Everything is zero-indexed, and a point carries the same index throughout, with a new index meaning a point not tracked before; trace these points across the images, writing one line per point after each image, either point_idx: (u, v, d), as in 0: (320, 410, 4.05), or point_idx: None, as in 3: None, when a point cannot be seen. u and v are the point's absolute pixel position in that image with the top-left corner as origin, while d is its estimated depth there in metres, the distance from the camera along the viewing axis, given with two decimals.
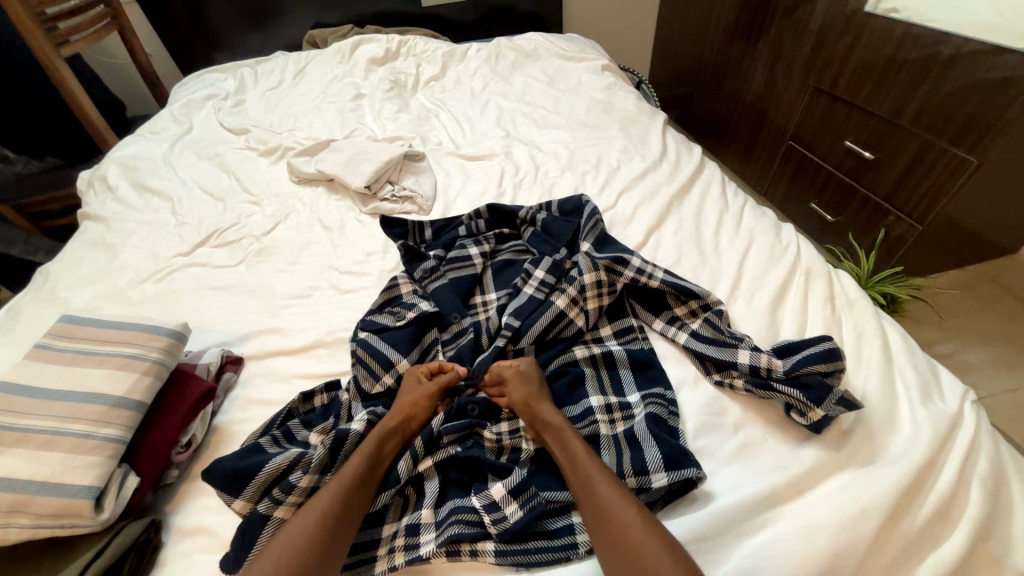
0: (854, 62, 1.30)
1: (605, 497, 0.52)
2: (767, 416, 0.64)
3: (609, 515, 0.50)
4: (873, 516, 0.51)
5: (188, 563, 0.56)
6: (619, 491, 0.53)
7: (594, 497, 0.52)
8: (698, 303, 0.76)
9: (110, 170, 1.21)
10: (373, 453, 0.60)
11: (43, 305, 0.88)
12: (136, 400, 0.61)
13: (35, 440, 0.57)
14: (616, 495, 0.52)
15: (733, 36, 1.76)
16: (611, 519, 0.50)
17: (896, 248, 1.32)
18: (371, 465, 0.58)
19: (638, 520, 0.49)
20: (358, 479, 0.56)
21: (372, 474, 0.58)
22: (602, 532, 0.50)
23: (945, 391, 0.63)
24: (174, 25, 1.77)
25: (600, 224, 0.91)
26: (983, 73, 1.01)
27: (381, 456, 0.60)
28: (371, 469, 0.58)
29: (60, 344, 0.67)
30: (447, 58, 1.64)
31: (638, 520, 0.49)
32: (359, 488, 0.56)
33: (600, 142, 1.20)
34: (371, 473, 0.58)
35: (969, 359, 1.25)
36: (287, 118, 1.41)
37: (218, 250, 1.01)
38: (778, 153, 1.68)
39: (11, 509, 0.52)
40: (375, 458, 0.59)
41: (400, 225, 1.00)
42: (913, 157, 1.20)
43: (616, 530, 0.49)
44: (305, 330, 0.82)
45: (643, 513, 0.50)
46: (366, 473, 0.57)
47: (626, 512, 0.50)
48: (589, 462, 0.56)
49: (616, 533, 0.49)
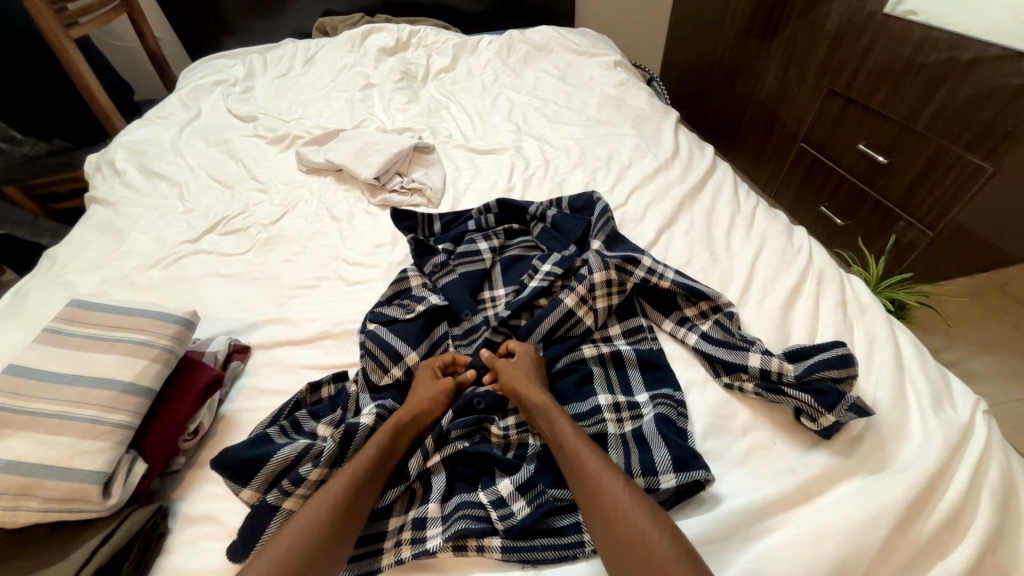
0: (871, 65, 1.29)
1: (593, 474, 0.53)
2: (777, 421, 0.64)
3: (599, 489, 0.51)
4: (881, 523, 0.51)
5: (194, 550, 0.56)
6: (608, 468, 0.53)
7: (582, 473, 0.54)
8: (708, 305, 0.75)
9: (118, 154, 1.20)
10: (381, 452, 0.58)
11: (51, 288, 0.88)
12: (144, 387, 0.61)
13: (43, 424, 0.56)
14: (606, 473, 0.53)
15: (747, 35, 1.75)
16: (602, 496, 0.51)
17: (907, 253, 1.31)
18: (385, 459, 0.58)
19: (630, 496, 0.51)
20: (363, 478, 0.55)
21: (379, 474, 0.57)
22: (593, 508, 0.51)
23: (956, 400, 0.63)
24: (183, 9, 1.76)
25: (611, 222, 0.90)
26: (1000, 79, 1.00)
27: (391, 454, 0.60)
28: (378, 468, 0.57)
29: (69, 328, 0.67)
30: (458, 50, 1.63)
31: (631, 496, 0.51)
32: (371, 477, 0.56)
33: (612, 139, 1.19)
34: (379, 471, 0.57)
35: (975, 367, 1.25)
36: (295, 106, 1.41)
37: (225, 237, 1.00)
38: (788, 155, 1.67)
39: (19, 492, 0.52)
40: (390, 453, 0.59)
41: (409, 218, 0.99)
42: (928, 162, 1.19)
43: (608, 509, 0.50)
44: (312, 320, 0.82)
45: (634, 489, 0.52)
46: (374, 472, 0.56)
47: (618, 488, 0.51)
48: (578, 442, 0.56)
49: (608, 509, 0.50)
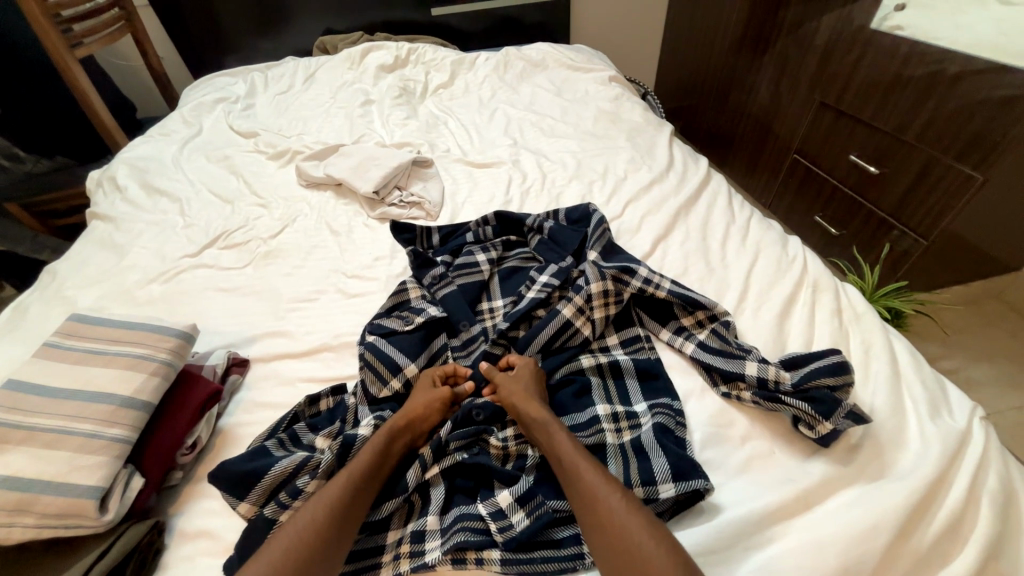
0: (861, 78, 1.31)
1: (591, 487, 0.53)
2: (776, 430, 0.64)
3: (596, 501, 0.51)
4: (882, 532, 0.51)
5: (190, 566, 0.55)
6: (605, 480, 0.53)
7: (580, 486, 0.53)
8: (705, 314, 0.75)
9: (120, 171, 1.22)
10: (375, 459, 0.58)
11: (51, 303, 0.89)
12: (143, 401, 0.61)
13: (41, 439, 0.56)
14: (603, 484, 0.53)
15: (739, 49, 1.78)
16: (599, 507, 0.51)
17: (901, 262, 1.32)
18: (381, 467, 0.58)
19: (628, 508, 0.50)
20: (357, 485, 0.55)
21: (374, 482, 0.57)
22: (591, 520, 0.51)
23: (953, 407, 0.63)
24: (186, 30, 1.79)
25: (608, 233, 0.91)
26: (987, 90, 1.02)
27: (386, 462, 0.59)
28: (374, 476, 0.57)
29: (69, 343, 0.67)
30: (456, 66, 1.66)
31: (628, 507, 0.51)
32: (367, 485, 0.56)
33: (608, 152, 1.20)
34: (374, 479, 0.57)
35: (973, 376, 1.25)
36: (296, 122, 1.43)
37: (225, 251, 1.01)
38: (782, 166, 1.69)
39: (15, 508, 0.52)
40: (386, 462, 0.59)
41: (409, 230, 1.00)
42: (919, 172, 1.21)
43: (604, 519, 0.50)
44: (311, 333, 0.82)
45: (630, 500, 0.52)
46: (368, 480, 0.56)
47: (615, 499, 0.51)
48: (574, 453, 0.57)
49: (605, 521, 0.50)
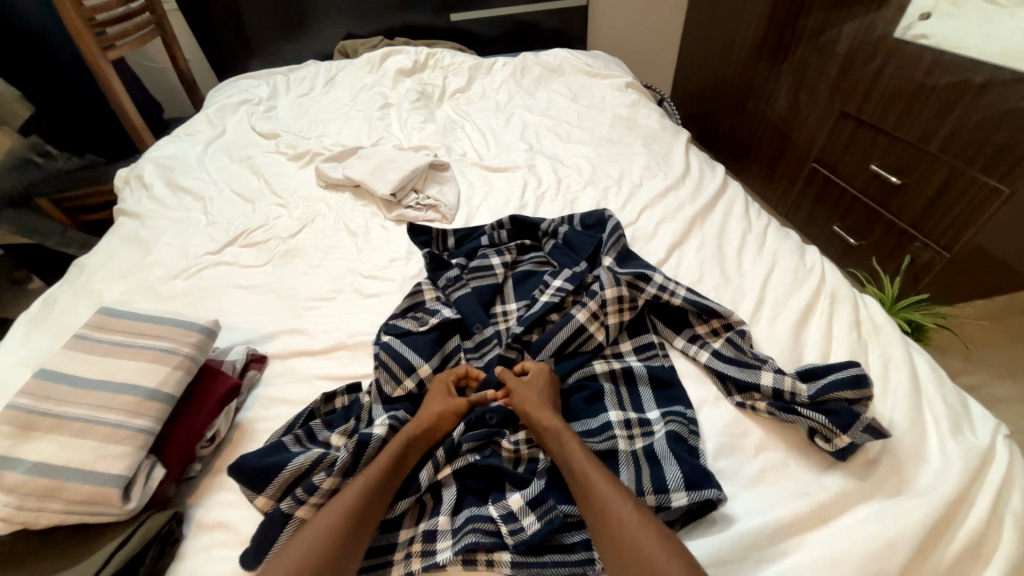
0: (883, 87, 1.30)
1: (602, 497, 0.53)
2: (791, 442, 0.63)
3: (608, 511, 0.51)
4: (900, 549, 0.50)
5: (207, 557, 0.57)
6: (617, 490, 0.53)
7: (592, 496, 0.53)
8: (720, 323, 0.75)
9: (146, 169, 1.25)
10: (389, 464, 0.59)
11: (79, 296, 0.92)
12: (167, 394, 0.63)
13: (69, 428, 0.58)
14: (615, 494, 0.53)
15: (757, 56, 1.77)
16: (611, 518, 0.51)
17: (923, 274, 1.29)
18: (396, 470, 0.59)
19: (640, 519, 0.50)
20: (373, 489, 0.56)
21: (389, 485, 0.57)
22: (602, 530, 0.51)
23: (975, 424, 0.62)
24: (212, 33, 1.84)
25: (623, 239, 0.91)
26: (1014, 101, 1.00)
27: (401, 467, 0.60)
28: (389, 480, 0.58)
29: (96, 335, 0.69)
30: (473, 71, 1.67)
31: (640, 518, 0.50)
32: (382, 488, 0.56)
33: (623, 158, 1.21)
34: (389, 485, 0.57)
35: (997, 393, 1.21)
36: (316, 125, 1.45)
37: (246, 250, 1.03)
38: (800, 175, 1.67)
39: (44, 494, 0.54)
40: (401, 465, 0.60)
41: (425, 232, 1.01)
42: (942, 184, 1.19)
43: (616, 530, 0.50)
44: (328, 332, 0.83)
45: (642, 511, 0.52)
46: (383, 485, 0.57)
47: (627, 510, 0.51)
48: (586, 462, 0.56)
49: (617, 531, 0.50)
